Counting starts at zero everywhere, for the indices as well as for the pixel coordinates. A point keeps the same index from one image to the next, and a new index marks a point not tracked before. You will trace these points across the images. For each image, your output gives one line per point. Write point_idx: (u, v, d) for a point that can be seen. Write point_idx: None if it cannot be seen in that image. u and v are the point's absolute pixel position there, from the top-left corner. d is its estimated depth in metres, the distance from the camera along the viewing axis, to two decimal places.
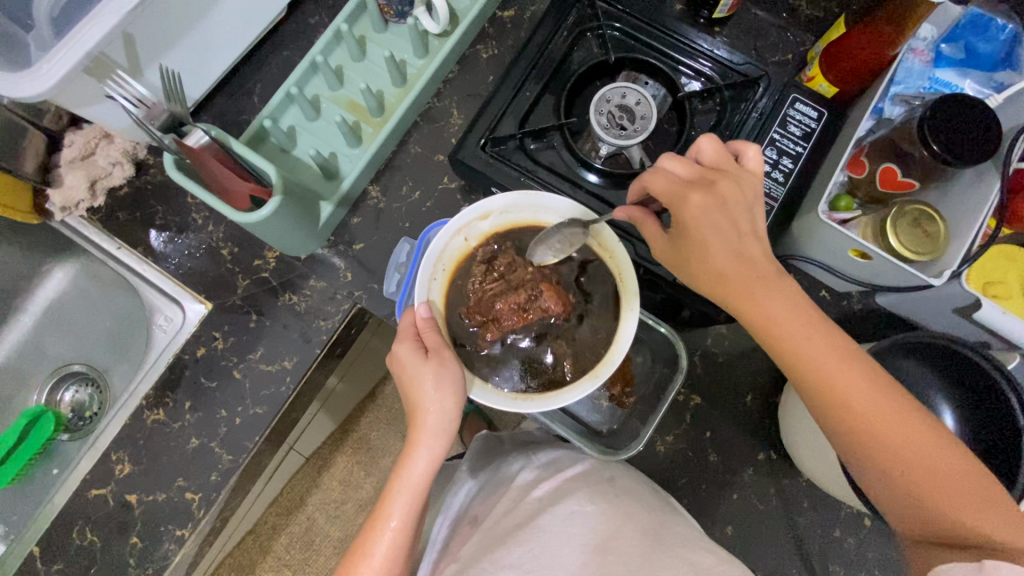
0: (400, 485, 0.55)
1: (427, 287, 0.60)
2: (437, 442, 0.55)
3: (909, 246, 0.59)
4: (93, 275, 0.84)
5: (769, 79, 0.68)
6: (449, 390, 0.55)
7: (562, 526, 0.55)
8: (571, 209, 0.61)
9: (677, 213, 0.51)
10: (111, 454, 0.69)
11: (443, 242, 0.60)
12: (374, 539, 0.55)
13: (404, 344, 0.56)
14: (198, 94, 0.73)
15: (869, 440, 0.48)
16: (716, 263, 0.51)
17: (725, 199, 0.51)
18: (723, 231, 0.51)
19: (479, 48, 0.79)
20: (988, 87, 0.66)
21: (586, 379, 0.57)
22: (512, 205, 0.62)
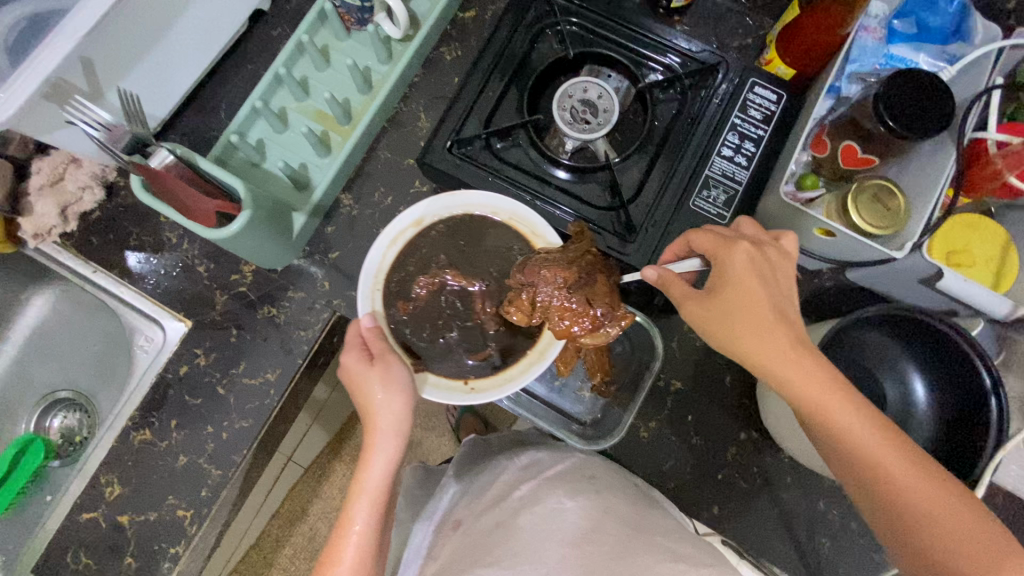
0: (359, 490, 0.55)
1: (370, 299, 0.61)
2: (391, 442, 0.56)
3: (872, 223, 0.59)
4: (74, 301, 0.84)
5: (727, 64, 0.68)
6: (396, 392, 0.56)
7: (544, 524, 0.56)
8: (499, 201, 0.63)
9: (722, 261, 0.54)
10: (100, 477, 0.70)
11: (379, 256, 0.62)
12: (340, 549, 0.53)
13: (349, 354, 0.57)
14: (162, 114, 0.73)
15: (886, 497, 0.48)
16: (747, 302, 0.52)
17: (769, 259, 0.54)
18: (762, 279, 0.52)
19: (443, 50, 0.79)
20: (941, 61, 0.66)
21: (535, 361, 0.61)
22: (443, 208, 0.63)
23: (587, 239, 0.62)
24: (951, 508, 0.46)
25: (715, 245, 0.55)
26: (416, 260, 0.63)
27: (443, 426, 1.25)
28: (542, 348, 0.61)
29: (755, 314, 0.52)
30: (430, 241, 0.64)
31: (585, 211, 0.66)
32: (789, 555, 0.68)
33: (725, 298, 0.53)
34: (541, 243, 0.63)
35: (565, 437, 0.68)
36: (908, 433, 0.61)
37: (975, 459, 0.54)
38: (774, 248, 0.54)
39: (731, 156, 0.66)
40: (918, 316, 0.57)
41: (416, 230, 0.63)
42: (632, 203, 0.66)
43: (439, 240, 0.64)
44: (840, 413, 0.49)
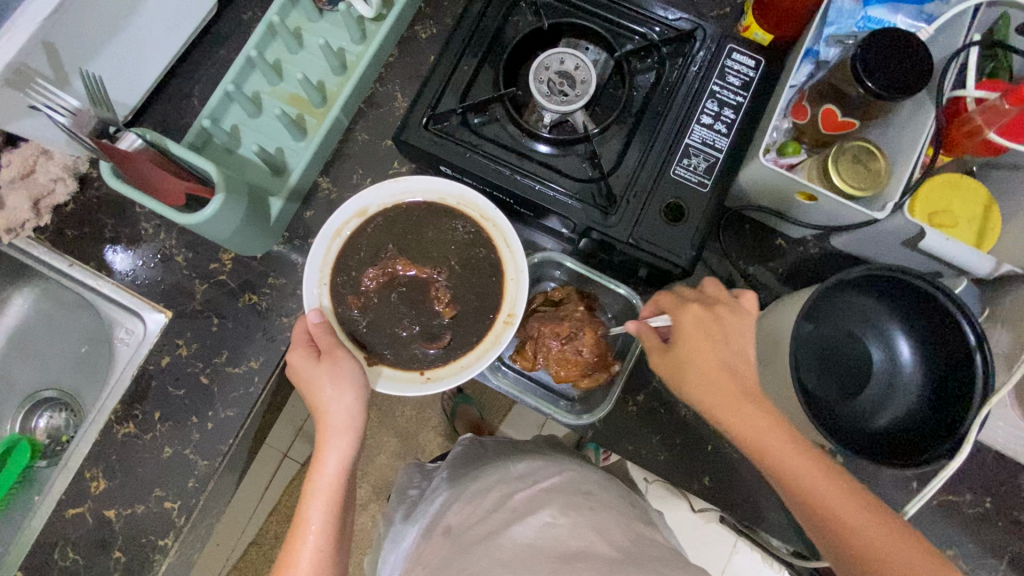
0: (314, 488, 0.55)
1: (317, 295, 0.60)
2: (344, 439, 0.56)
3: (851, 184, 0.59)
4: (54, 298, 0.83)
5: (704, 30, 0.67)
6: (346, 387, 0.55)
7: (532, 537, 0.56)
8: (445, 185, 0.62)
9: (677, 321, 0.56)
10: (85, 472, 0.69)
11: (323, 248, 0.61)
12: (296, 552, 0.53)
13: (295, 352, 0.57)
14: (133, 102, 0.72)
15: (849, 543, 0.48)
16: (704, 362, 0.53)
17: (721, 321, 0.55)
18: (716, 342, 0.54)
19: (418, 29, 0.78)
20: (918, 20, 0.65)
21: (491, 345, 0.60)
22: (387, 196, 0.63)
23: (573, 299, 0.72)
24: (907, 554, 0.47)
25: (672, 306, 0.57)
26: (363, 251, 0.62)
27: (437, 415, 1.24)
28: (497, 333, 0.61)
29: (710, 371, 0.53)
30: (375, 230, 0.63)
31: (566, 184, 0.65)
32: (780, 522, 0.68)
33: (682, 354, 0.54)
34: (490, 226, 0.63)
35: (554, 412, 0.68)
36: (895, 393, 0.60)
37: (962, 416, 0.55)
38: (726, 308, 0.55)
39: (711, 124, 0.65)
40: (910, 276, 0.57)
41: (360, 219, 0.62)
42: (613, 174, 0.66)
43: (384, 229, 0.63)
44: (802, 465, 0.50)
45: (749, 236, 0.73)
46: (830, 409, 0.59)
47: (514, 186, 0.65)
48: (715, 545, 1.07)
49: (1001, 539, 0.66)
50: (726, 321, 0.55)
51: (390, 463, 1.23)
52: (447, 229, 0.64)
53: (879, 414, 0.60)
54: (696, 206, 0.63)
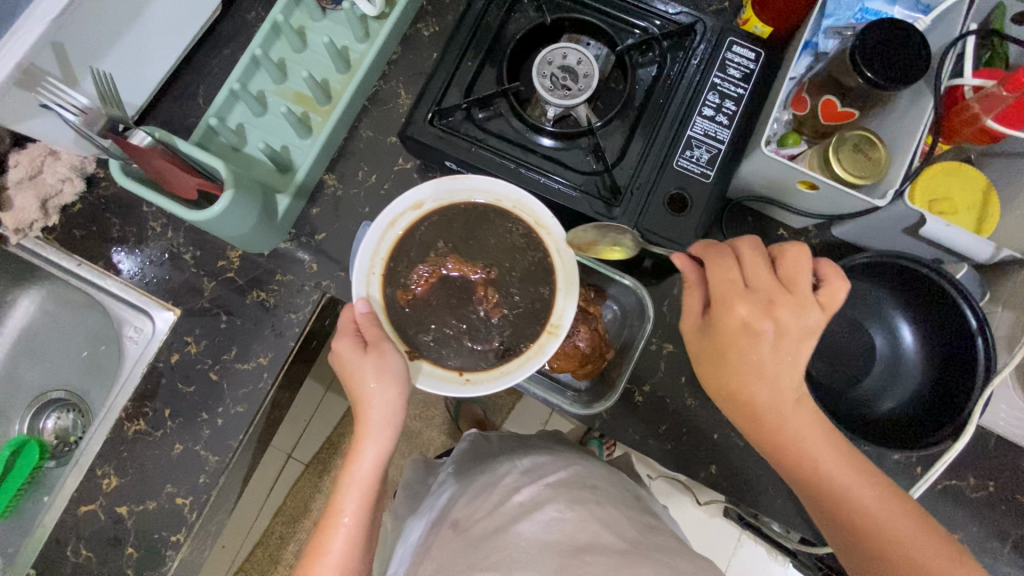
0: (350, 480, 0.56)
1: (366, 284, 0.62)
2: (383, 434, 0.56)
3: (853, 172, 0.59)
4: (61, 299, 0.84)
5: (704, 24, 0.68)
6: (389, 380, 0.55)
7: (538, 532, 0.56)
8: (502, 188, 0.62)
9: (718, 314, 0.51)
10: (97, 469, 0.69)
11: (375, 237, 0.62)
12: (328, 539, 0.54)
13: (343, 340, 0.57)
14: (139, 102, 0.72)
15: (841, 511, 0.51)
16: (739, 357, 0.51)
17: (776, 319, 0.49)
18: (759, 340, 0.50)
19: (420, 27, 0.79)
20: (917, 11, 0.66)
21: (533, 357, 0.60)
22: (444, 192, 0.63)
23: None
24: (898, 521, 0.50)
25: (719, 298, 0.51)
26: (414, 243, 0.63)
27: (442, 413, 1.24)
28: (541, 344, 0.61)
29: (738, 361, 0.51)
30: (429, 225, 0.64)
31: (570, 176, 0.66)
32: (787, 510, 0.69)
33: (719, 345, 0.52)
34: (543, 233, 0.63)
35: (559, 401, 0.69)
36: (900, 378, 0.61)
37: (964, 400, 0.56)
38: (786, 307, 0.49)
39: (712, 116, 0.66)
40: (915, 264, 0.57)
41: (416, 213, 0.63)
42: (617, 167, 0.66)
43: (439, 226, 0.64)
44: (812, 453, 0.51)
45: (751, 226, 0.74)
46: (834, 394, 0.61)
47: (519, 179, 0.66)
48: (719, 537, 1.08)
49: (1005, 522, 0.67)
50: (779, 318, 0.49)
51: (395, 462, 1.23)
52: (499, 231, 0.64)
53: (884, 397, 0.61)
54: (699, 197, 0.64)
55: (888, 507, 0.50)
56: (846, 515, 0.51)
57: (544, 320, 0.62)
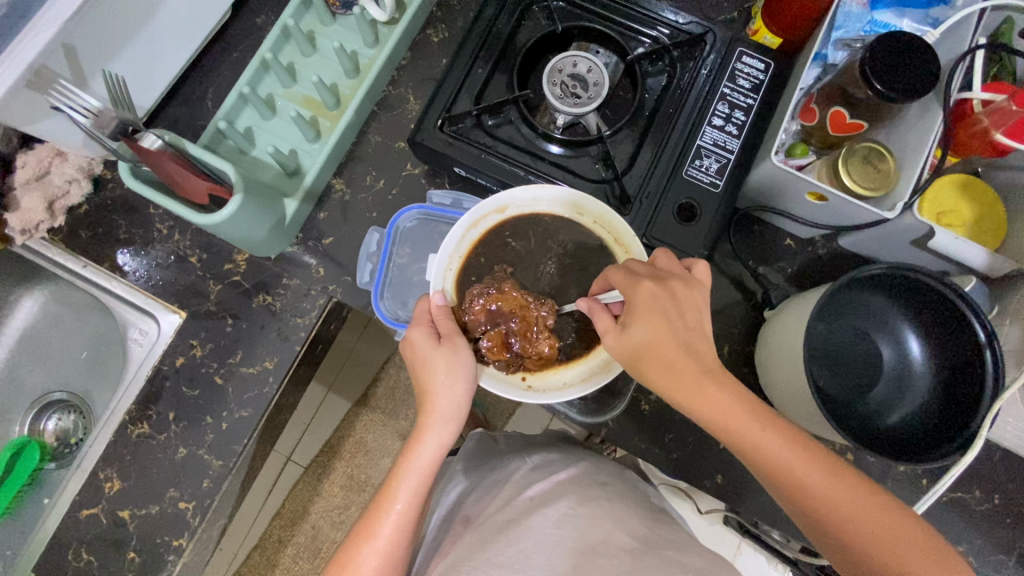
0: (407, 468, 0.56)
1: (441, 278, 0.64)
2: (447, 426, 0.57)
3: (862, 185, 0.60)
4: (64, 300, 0.83)
5: (714, 35, 0.68)
6: (460, 376, 0.57)
7: (551, 528, 0.56)
8: (583, 201, 0.64)
9: (629, 298, 0.53)
10: (99, 473, 0.69)
11: (457, 235, 0.64)
12: (378, 521, 0.54)
13: (417, 330, 0.58)
14: (149, 103, 0.72)
15: (815, 506, 0.48)
16: (665, 350, 0.50)
17: (674, 293, 0.53)
18: (666, 314, 0.51)
19: (430, 32, 0.79)
20: (925, 25, 0.67)
21: (601, 374, 0.61)
22: (528, 199, 0.64)
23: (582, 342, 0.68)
24: (875, 514, 0.47)
25: (624, 282, 0.54)
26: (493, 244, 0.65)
27: None
28: (607, 363, 0.61)
29: (663, 346, 0.51)
30: (509, 228, 0.66)
31: (581, 184, 0.67)
32: (793, 520, 0.69)
33: (638, 335, 0.52)
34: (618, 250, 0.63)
35: (565, 408, 0.69)
36: (907, 389, 0.61)
37: (971, 414, 0.56)
38: (677, 281, 0.53)
39: (722, 126, 0.66)
40: (921, 275, 0.57)
41: (498, 215, 0.65)
42: (626, 175, 0.67)
43: (514, 231, 0.66)
44: (751, 433, 0.48)
45: (758, 236, 0.74)
46: (841, 405, 0.61)
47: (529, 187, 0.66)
48: (719, 547, 1.07)
49: (1009, 535, 0.67)
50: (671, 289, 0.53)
51: None
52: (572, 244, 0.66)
53: (891, 409, 0.61)
54: (707, 206, 0.64)
55: (841, 491, 0.48)
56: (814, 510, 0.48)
57: None
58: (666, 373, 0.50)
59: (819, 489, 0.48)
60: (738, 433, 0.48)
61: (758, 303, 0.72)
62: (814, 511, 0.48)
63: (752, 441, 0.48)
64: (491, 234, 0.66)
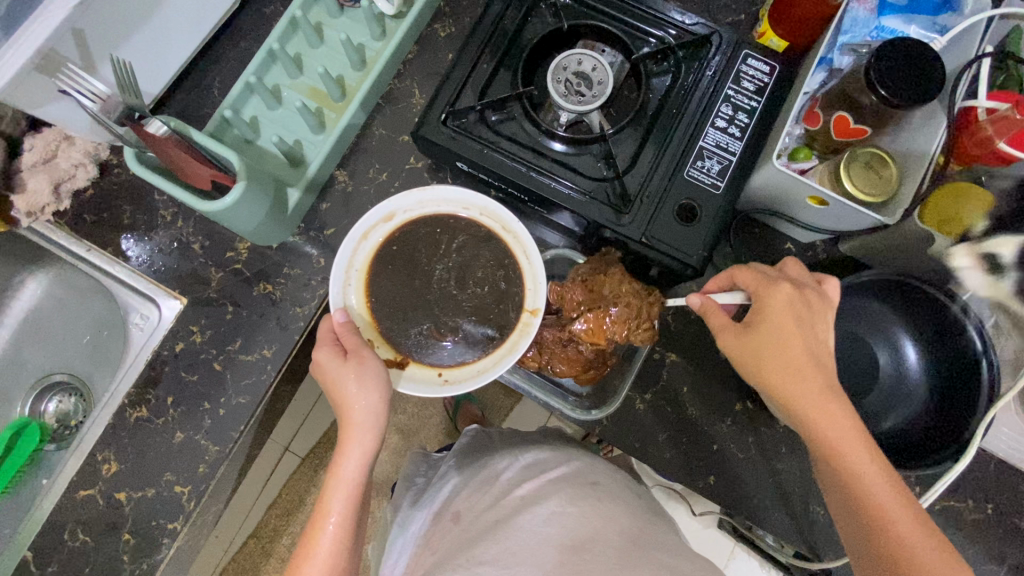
0: (337, 480, 0.58)
1: (343, 294, 0.63)
2: (367, 435, 0.58)
3: (865, 190, 0.59)
4: (67, 283, 0.84)
5: (720, 36, 0.68)
6: (371, 386, 0.58)
7: (539, 526, 0.57)
8: (469, 196, 0.65)
9: (762, 298, 0.55)
10: (97, 454, 0.70)
11: (349, 251, 0.63)
12: (316, 538, 0.56)
13: (322, 350, 0.59)
14: (156, 91, 0.73)
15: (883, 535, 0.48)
16: (784, 348, 0.53)
17: (807, 303, 0.54)
18: (796, 329, 0.53)
19: (437, 27, 0.79)
20: (933, 31, 0.65)
21: (507, 355, 0.62)
22: (413, 203, 0.65)
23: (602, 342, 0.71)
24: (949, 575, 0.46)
25: (760, 284, 0.55)
26: (392, 251, 0.65)
27: (440, 413, 1.24)
28: (509, 347, 0.63)
29: (785, 349, 0.53)
30: (401, 236, 0.65)
31: (582, 181, 0.66)
32: (782, 523, 0.69)
33: (757, 333, 0.54)
34: (509, 238, 0.65)
35: (560, 406, 0.71)
36: (899, 397, 0.61)
37: (962, 428, 0.56)
38: (814, 293, 0.55)
39: (724, 128, 0.66)
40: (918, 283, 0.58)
41: (388, 224, 0.65)
42: (628, 173, 0.66)
43: (407, 241, 0.65)
44: (858, 458, 0.50)
45: (757, 239, 0.74)
46: None
47: (531, 183, 0.66)
48: (712, 550, 1.07)
49: (1001, 546, 0.67)
50: (809, 301, 0.54)
51: (391, 460, 1.22)
52: (466, 242, 0.66)
53: (884, 416, 0.61)
54: (707, 207, 0.64)
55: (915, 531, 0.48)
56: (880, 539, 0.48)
57: (516, 321, 0.64)
58: (791, 385, 0.52)
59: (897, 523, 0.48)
60: (840, 452, 0.50)
61: None
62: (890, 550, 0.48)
63: (856, 467, 0.50)
64: (387, 243, 0.65)
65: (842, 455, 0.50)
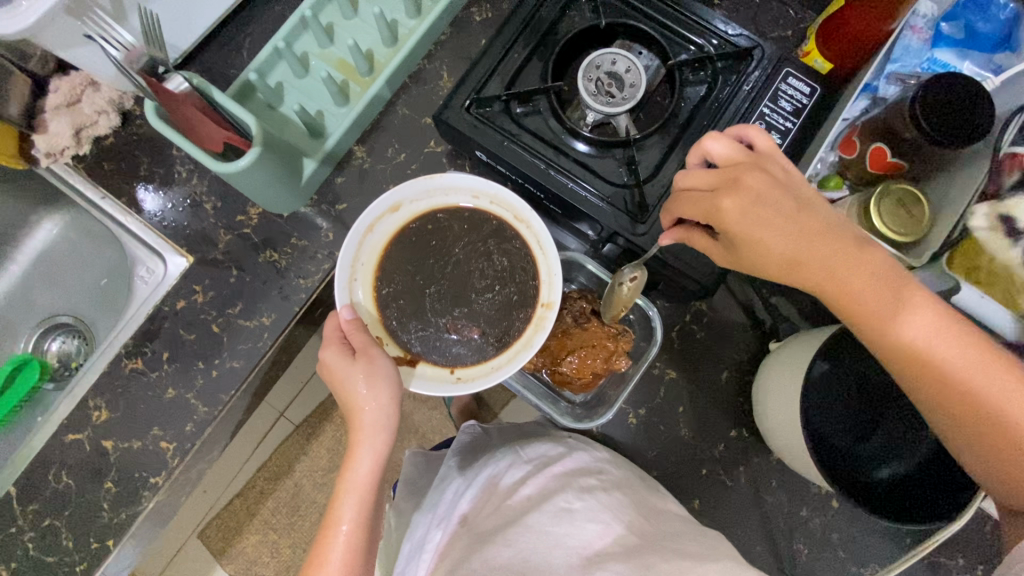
0: (349, 484, 0.59)
1: (348, 290, 0.62)
2: (378, 435, 0.59)
3: (893, 229, 0.58)
4: (80, 227, 0.85)
5: (763, 50, 0.65)
6: (381, 386, 0.57)
7: (550, 525, 0.56)
8: (478, 184, 0.64)
9: (719, 217, 0.52)
10: (89, 400, 0.70)
11: (357, 241, 0.62)
12: (328, 548, 0.58)
13: (329, 350, 0.58)
14: (185, 45, 0.73)
15: (958, 390, 0.50)
16: (785, 250, 0.51)
17: (754, 192, 0.52)
18: (768, 224, 0.51)
19: (473, 11, 0.78)
20: (987, 70, 0.64)
21: (522, 352, 0.61)
22: (421, 192, 0.64)
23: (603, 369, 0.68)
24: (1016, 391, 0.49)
25: (705, 208, 0.53)
26: (401, 242, 0.64)
27: (435, 399, 1.23)
28: (526, 341, 0.62)
29: (801, 240, 0.52)
30: (413, 223, 0.65)
31: (603, 186, 0.64)
32: (763, 557, 0.68)
33: (753, 244, 0.52)
34: (522, 227, 0.64)
35: (555, 415, 0.69)
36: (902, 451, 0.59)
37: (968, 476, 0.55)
38: (753, 176, 0.52)
39: None
40: None
41: (395, 213, 0.63)
42: (650, 182, 0.64)
43: (418, 229, 0.65)
44: (916, 330, 0.50)
45: None
46: (840, 452, 0.59)
47: (548, 181, 0.64)
48: None
49: None
50: (760, 191, 0.52)
51: None
52: (476, 233, 0.65)
53: (884, 464, 0.59)
54: None
55: (982, 368, 0.50)
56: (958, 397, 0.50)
57: (530, 318, 0.63)
58: (834, 272, 0.51)
59: (969, 377, 0.50)
60: (900, 331, 0.50)
61: (765, 333, 0.71)
62: (968, 400, 0.50)
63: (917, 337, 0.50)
64: (398, 233, 0.64)
65: (874, 316, 0.51)
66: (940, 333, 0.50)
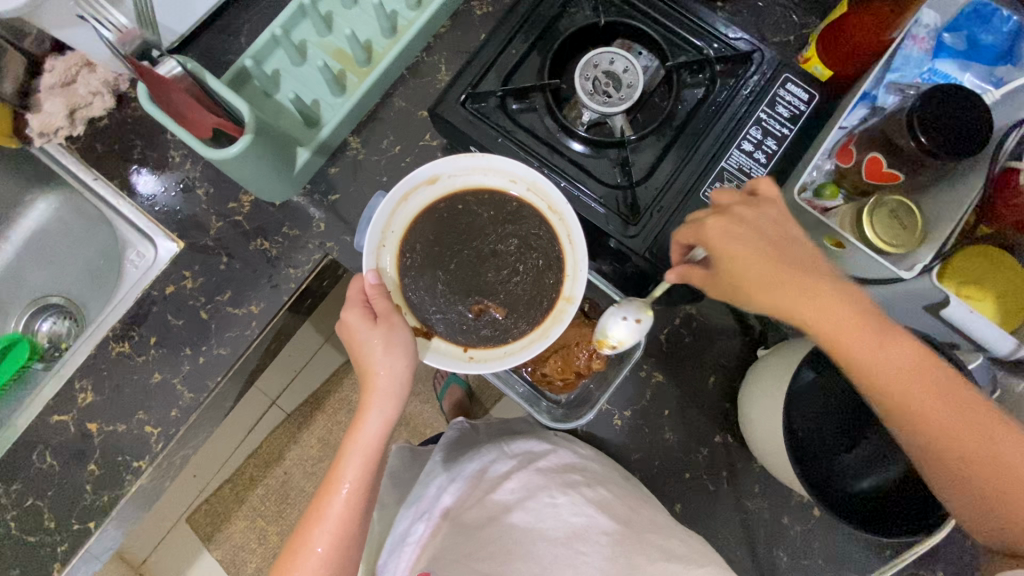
0: (354, 446, 0.58)
1: (375, 257, 0.62)
2: (388, 403, 0.58)
3: (887, 239, 0.56)
4: (74, 207, 0.84)
5: (762, 54, 0.65)
6: (397, 353, 0.57)
7: (533, 522, 0.59)
8: (518, 170, 0.61)
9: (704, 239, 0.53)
10: (75, 382, 0.70)
11: (387, 210, 0.61)
12: (327, 503, 0.58)
13: (351, 312, 0.58)
14: (182, 30, 0.73)
15: (939, 439, 0.48)
16: (763, 273, 0.51)
17: (740, 221, 0.53)
18: (751, 244, 0.52)
19: (474, 5, 0.77)
20: (987, 83, 0.64)
21: (537, 341, 0.60)
22: (460, 169, 0.62)
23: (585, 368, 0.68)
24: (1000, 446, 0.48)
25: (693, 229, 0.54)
26: (433, 213, 0.64)
27: (426, 392, 1.23)
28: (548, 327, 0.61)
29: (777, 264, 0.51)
30: (445, 195, 0.64)
31: (597, 185, 0.64)
32: (742, 562, 0.68)
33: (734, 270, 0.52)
34: (554, 218, 0.62)
35: (537, 413, 0.69)
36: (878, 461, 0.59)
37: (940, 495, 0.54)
38: (742, 207, 0.54)
39: (751, 152, 0.64)
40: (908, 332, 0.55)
41: (430, 185, 0.63)
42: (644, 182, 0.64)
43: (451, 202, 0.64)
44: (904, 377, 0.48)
45: None
46: (818, 458, 0.59)
47: None
48: None
49: None
50: (745, 219, 0.53)
51: None
52: (508, 215, 0.64)
53: (861, 475, 0.59)
54: None
55: (965, 419, 0.48)
56: (939, 446, 0.48)
57: (548, 308, 0.62)
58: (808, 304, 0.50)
59: (952, 427, 0.48)
60: (884, 375, 0.49)
61: (754, 339, 0.71)
62: (947, 450, 0.48)
63: (902, 386, 0.48)
64: (430, 205, 0.64)
65: (855, 353, 0.49)
66: (926, 383, 0.48)
